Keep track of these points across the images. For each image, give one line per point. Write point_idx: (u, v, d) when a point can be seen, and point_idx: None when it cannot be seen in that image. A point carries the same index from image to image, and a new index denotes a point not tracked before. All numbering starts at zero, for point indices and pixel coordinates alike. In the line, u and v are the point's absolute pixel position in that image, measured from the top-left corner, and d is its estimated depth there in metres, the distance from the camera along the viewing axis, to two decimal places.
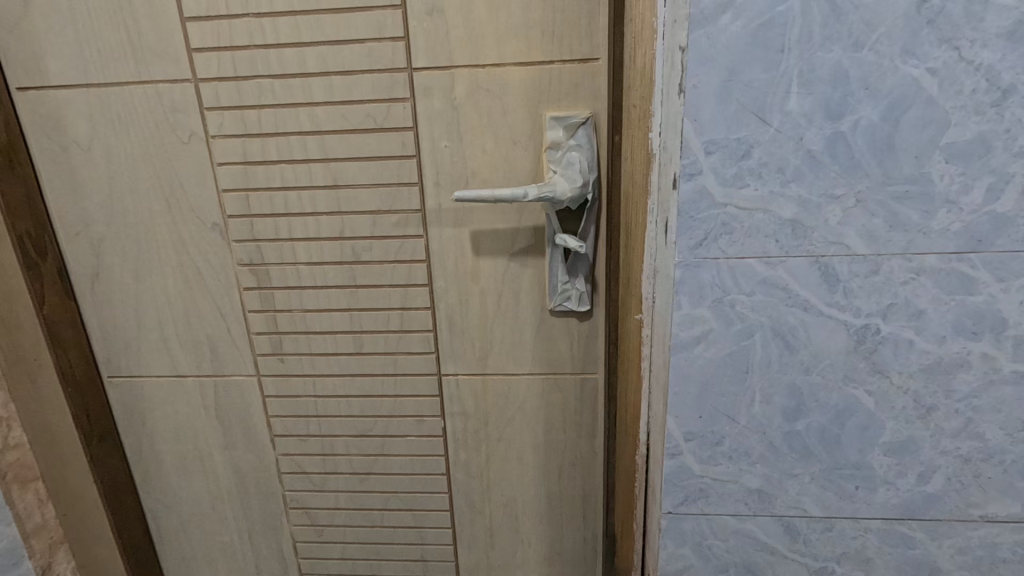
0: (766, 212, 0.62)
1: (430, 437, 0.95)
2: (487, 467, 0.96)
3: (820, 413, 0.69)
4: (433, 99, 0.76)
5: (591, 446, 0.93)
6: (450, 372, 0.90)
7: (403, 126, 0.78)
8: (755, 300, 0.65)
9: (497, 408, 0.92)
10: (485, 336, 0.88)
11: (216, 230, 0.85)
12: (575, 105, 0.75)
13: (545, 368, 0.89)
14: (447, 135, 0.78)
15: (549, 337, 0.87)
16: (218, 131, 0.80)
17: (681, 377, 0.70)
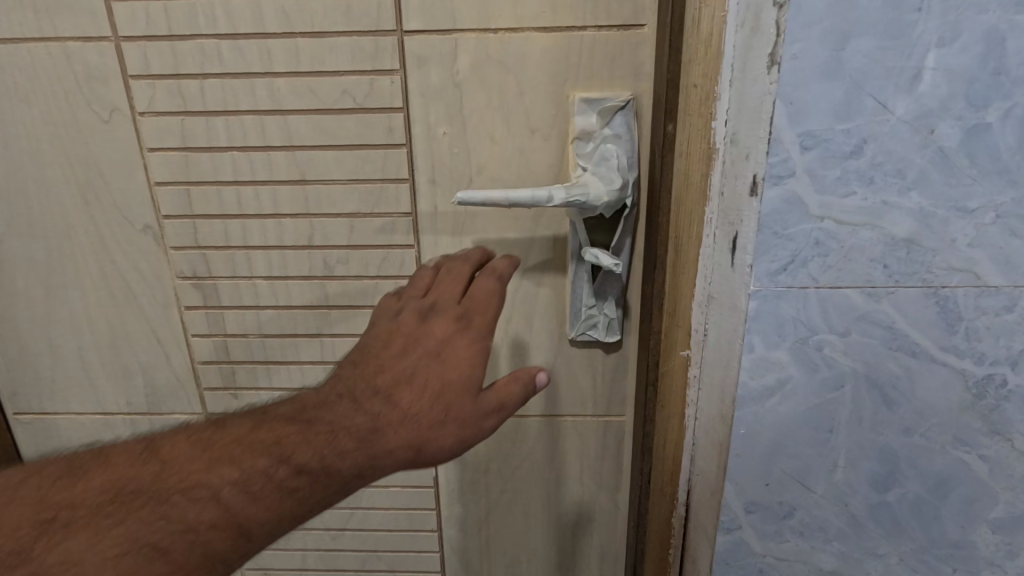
0: (876, 229, 0.47)
1: (418, 488, 0.79)
2: (486, 523, 0.80)
3: (919, 482, 0.55)
4: (429, 71, 0.59)
5: (613, 500, 0.78)
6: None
7: (390, 106, 0.61)
8: (850, 342, 0.50)
9: (500, 455, 0.77)
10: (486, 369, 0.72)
11: (147, 233, 0.67)
12: (610, 85, 0.59)
13: (561, 408, 0.74)
14: (447, 119, 0.61)
15: (567, 372, 0.72)
16: (148, 106, 0.62)
17: (745, 437, 0.55)
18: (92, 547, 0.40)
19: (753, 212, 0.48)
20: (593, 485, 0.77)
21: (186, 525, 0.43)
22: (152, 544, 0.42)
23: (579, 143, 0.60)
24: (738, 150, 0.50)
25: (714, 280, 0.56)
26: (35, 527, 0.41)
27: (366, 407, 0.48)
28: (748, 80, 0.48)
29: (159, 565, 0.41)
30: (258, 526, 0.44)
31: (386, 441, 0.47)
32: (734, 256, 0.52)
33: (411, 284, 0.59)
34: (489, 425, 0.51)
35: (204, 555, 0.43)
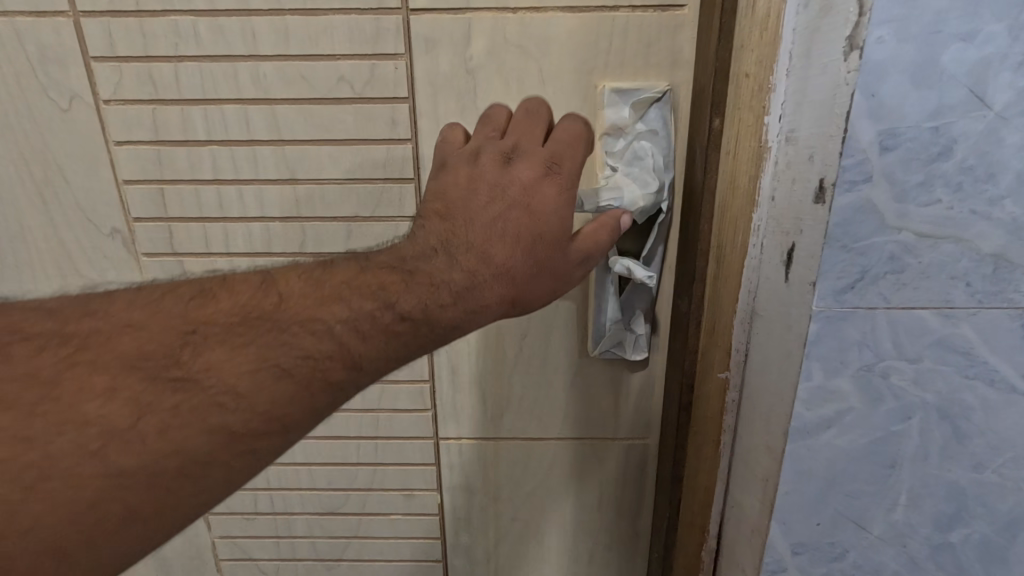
0: (960, 242, 0.40)
1: (420, 516, 0.72)
2: (496, 552, 0.74)
3: (987, 522, 0.49)
4: (438, 56, 0.52)
5: (634, 526, 0.72)
6: (449, 435, 0.68)
7: (393, 96, 0.53)
8: (920, 369, 0.44)
9: (512, 481, 0.70)
10: (498, 388, 0.66)
11: (116, 238, 0.59)
12: (643, 75, 0.52)
13: (580, 431, 0.67)
14: (458, 111, 0.54)
15: (587, 392, 0.65)
16: (113, 92, 0.53)
17: (796, 474, 0.48)
18: (224, 361, 0.37)
19: (818, 222, 0.41)
20: (612, 512, 0.71)
21: (306, 354, 0.38)
22: (277, 364, 0.37)
23: (608, 141, 0.54)
24: (799, 150, 0.43)
25: (762, 296, 0.50)
26: (174, 334, 0.37)
27: (462, 261, 0.44)
28: (815, 68, 0.41)
29: (283, 390, 0.37)
30: (373, 363, 0.40)
31: (483, 296, 0.44)
32: (790, 271, 0.45)
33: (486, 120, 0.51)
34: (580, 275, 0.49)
35: (325, 383, 0.39)
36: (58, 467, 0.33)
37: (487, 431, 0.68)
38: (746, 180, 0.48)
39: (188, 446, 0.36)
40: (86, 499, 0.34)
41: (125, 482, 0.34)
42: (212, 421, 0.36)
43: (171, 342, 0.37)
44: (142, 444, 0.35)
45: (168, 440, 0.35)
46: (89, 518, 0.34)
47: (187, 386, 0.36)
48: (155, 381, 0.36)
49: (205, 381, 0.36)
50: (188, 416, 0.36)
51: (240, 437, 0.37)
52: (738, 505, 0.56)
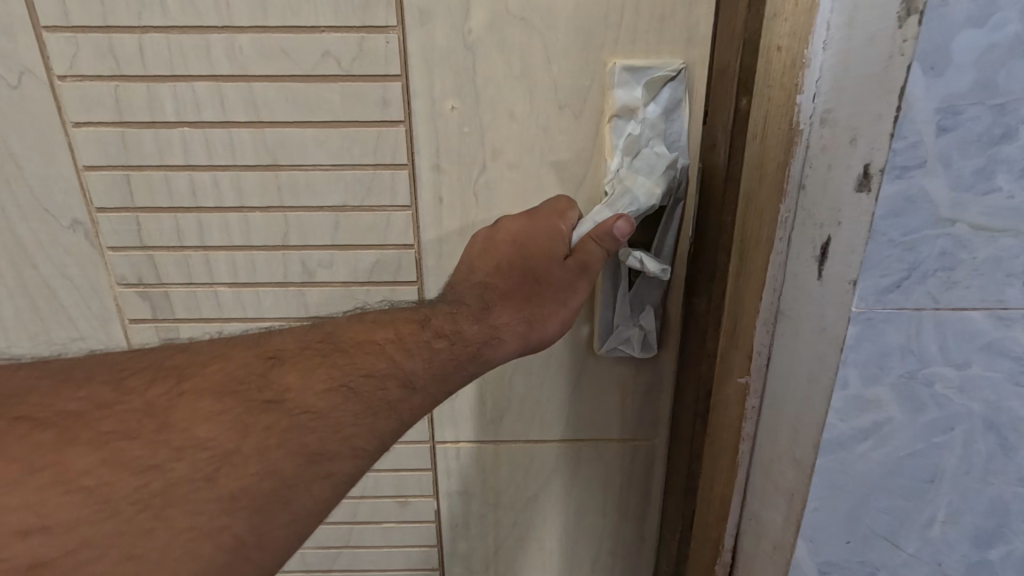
0: (1020, 235, 0.36)
1: (416, 524, 0.68)
2: (496, 559, 0.70)
3: None
4: (435, 29, 0.47)
5: (638, 530, 0.68)
6: (446, 440, 0.64)
7: (384, 73, 0.48)
8: (967, 376, 0.40)
9: (513, 486, 0.66)
10: (497, 388, 0.61)
11: (76, 230, 0.53)
12: (660, 50, 0.47)
13: (586, 434, 0.63)
14: (456, 91, 0.48)
15: (594, 393, 0.61)
16: (70, 67, 0.48)
17: (827, 489, 0.44)
18: (303, 381, 0.38)
19: (861, 212, 0.37)
20: (616, 515, 0.67)
21: (370, 374, 0.40)
22: (346, 384, 0.39)
23: (617, 124, 0.49)
24: (837, 132, 0.38)
25: (787, 295, 0.44)
26: (262, 359, 0.38)
27: (474, 301, 0.48)
28: (858, 38, 0.36)
29: (352, 407, 0.38)
30: (424, 387, 0.42)
31: (502, 318, 0.47)
32: (824, 268, 0.40)
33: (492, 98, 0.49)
34: (585, 286, 0.49)
35: (386, 405, 0.39)
36: (182, 492, 0.32)
37: (487, 434, 0.63)
38: (774, 167, 0.43)
39: (283, 462, 0.35)
40: (204, 527, 0.32)
41: (232, 509, 0.33)
42: (300, 439, 0.36)
43: (252, 368, 0.37)
44: (251, 463, 0.34)
45: (264, 459, 0.34)
46: (207, 549, 0.32)
47: (276, 406, 0.36)
48: (249, 404, 0.36)
49: (290, 402, 0.36)
50: (279, 437, 0.35)
51: (319, 458, 0.36)
52: (757, 519, 0.52)
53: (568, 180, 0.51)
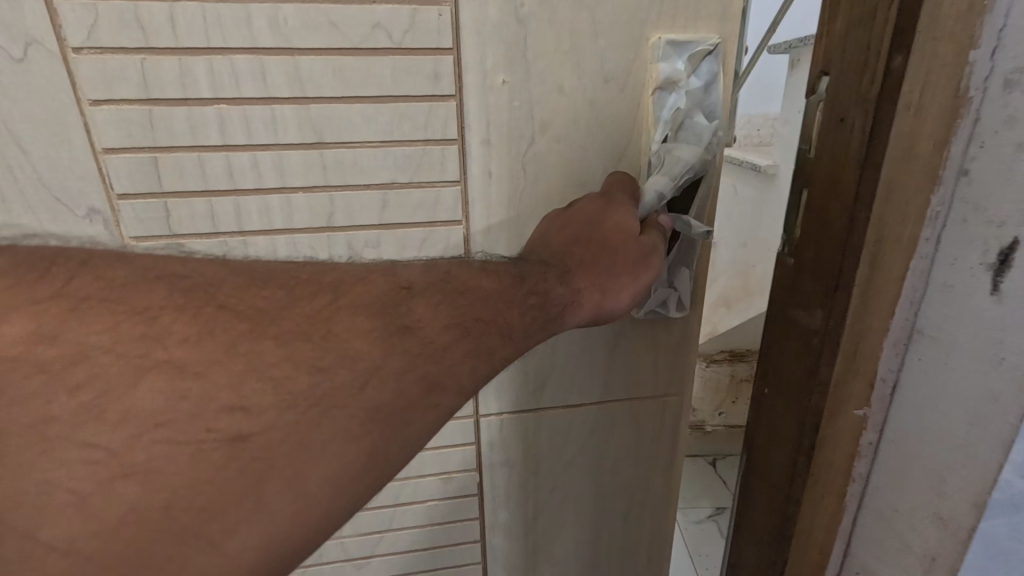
0: None
1: (453, 499, 0.70)
2: (537, 525, 0.74)
3: None
4: (491, 9, 0.48)
5: (661, 478, 0.74)
6: (491, 414, 0.66)
7: (435, 47, 0.48)
8: None
9: (552, 452, 0.70)
10: (537, 356, 0.64)
11: (93, 219, 0.49)
12: (691, 27, 0.51)
13: (620, 395, 0.68)
14: (505, 65, 0.50)
15: (629, 357, 0.66)
16: (86, 39, 0.43)
17: (987, 560, 0.37)
18: (430, 314, 0.39)
19: None
20: (646, 456, 0.72)
21: (478, 316, 0.41)
22: (462, 323, 0.40)
23: (659, 97, 0.52)
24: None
25: (931, 312, 0.37)
26: (396, 289, 0.39)
27: (556, 265, 0.47)
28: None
29: (463, 347, 0.39)
30: (514, 317, 0.42)
31: (580, 282, 0.47)
32: (1000, 282, 0.32)
33: (541, 74, 0.50)
34: (656, 259, 0.50)
35: (483, 348, 0.40)
36: (336, 398, 0.34)
37: (526, 400, 0.66)
38: (929, 147, 0.34)
39: (411, 387, 0.36)
40: (355, 430, 0.34)
41: (375, 418, 0.35)
42: (431, 365, 0.37)
43: (394, 295, 0.39)
44: (388, 382, 0.36)
45: (399, 379, 0.36)
46: (352, 453, 0.34)
47: (410, 333, 0.38)
48: (389, 330, 0.37)
49: (422, 332, 0.38)
50: (409, 363, 0.37)
51: (437, 390, 0.37)
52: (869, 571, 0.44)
53: (613, 155, 0.55)
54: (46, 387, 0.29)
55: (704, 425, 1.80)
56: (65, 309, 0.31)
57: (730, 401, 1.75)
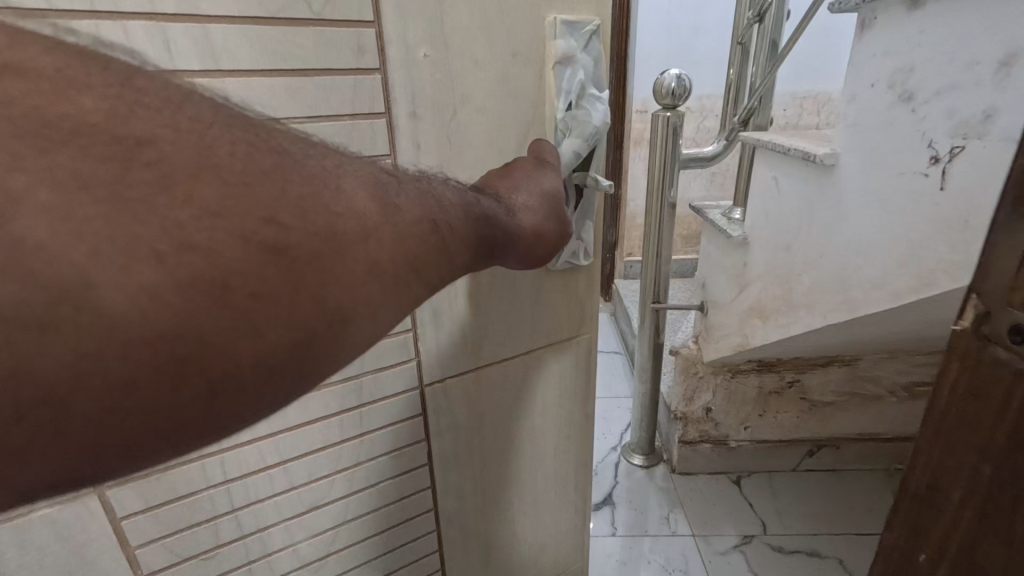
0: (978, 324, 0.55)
1: (411, 475, 0.69)
2: (482, 481, 0.77)
3: None
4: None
5: (581, 411, 0.82)
6: (433, 382, 0.66)
7: (357, 18, 0.50)
8: None
9: (491, 407, 0.72)
10: (473, 318, 0.65)
11: None
12: (576, 9, 0.59)
13: (543, 340, 0.73)
14: (427, 39, 0.53)
15: (547, 304, 0.71)
16: None
17: None
18: (417, 197, 0.32)
19: None
20: (568, 395, 0.80)
21: (446, 211, 0.34)
22: (435, 218, 0.32)
23: (561, 68, 0.59)
24: None
25: None
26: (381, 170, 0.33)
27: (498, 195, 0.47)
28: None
29: (433, 242, 0.31)
30: (462, 222, 0.35)
31: (519, 215, 0.46)
32: None
33: (458, 44, 0.54)
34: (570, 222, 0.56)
35: (440, 246, 0.32)
36: (345, 231, 0.26)
37: (464, 362, 0.67)
38: None
39: (399, 259, 0.28)
40: (363, 270, 0.26)
41: (369, 274, 0.27)
42: (415, 244, 0.30)
43: (361, 170, 0.30)
44: (384, 246, 0.28)
45: (392, 240, 0.28)
46: (366, 290, 0.27)
47: (393, 210, 0.29)
48: (380, 196, 0.29)
49: (408, 211, 0.30)
50: (391, 233, 0.28)
51: (419, 271, 0.29)
52: None
53: (525, 123, 0.61)
54: (34, 181, 0.21)
55: (729, 442, 1.46)
56: (63, 96, 0.22)
57: (757, 414, 1.44)
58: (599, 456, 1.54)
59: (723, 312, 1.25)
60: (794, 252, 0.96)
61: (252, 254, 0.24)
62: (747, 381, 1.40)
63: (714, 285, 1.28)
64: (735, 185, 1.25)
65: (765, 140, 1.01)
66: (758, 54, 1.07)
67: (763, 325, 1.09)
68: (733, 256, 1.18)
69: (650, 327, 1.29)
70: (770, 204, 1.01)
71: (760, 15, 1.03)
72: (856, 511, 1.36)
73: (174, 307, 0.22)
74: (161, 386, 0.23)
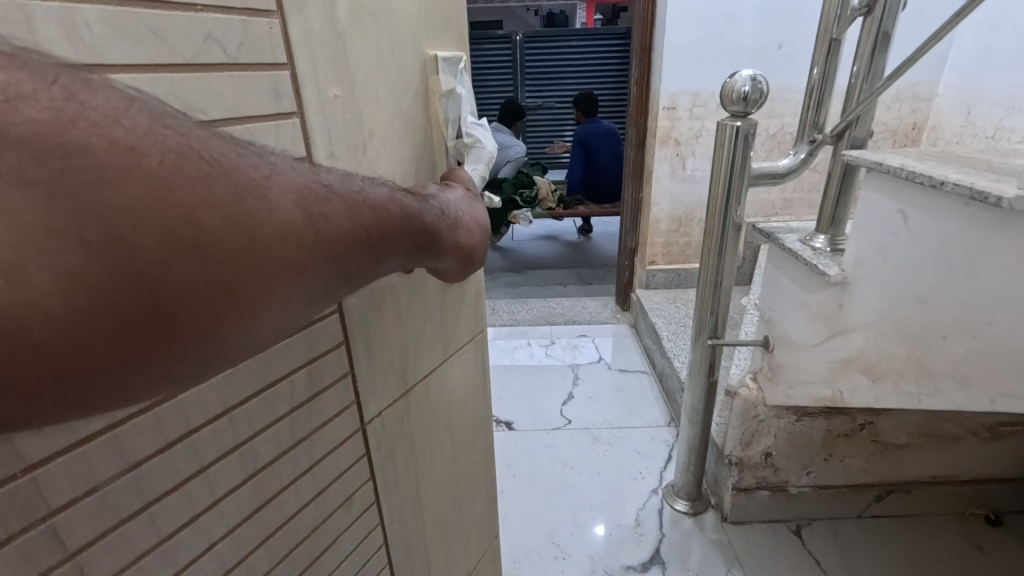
0: None
1: (353, 556, 0.41)
2: (431, 552, 0.51)
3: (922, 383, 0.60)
4: (316, 20, 0.28)
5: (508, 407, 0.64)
6: (374, 417, 0.40)
7: (272, 62, 0.27)
8: None
9: (427, 450, 0.47)
10: (391, 318, 0.40)
11: None
12: (443, 40, 0.41)
13: (451, 345, 0.49)
14: (342, 76, 0.31)
15: (453, 297, 0.48)
16: None
17: None
18: (346, 177, 0.24)
19: None
20: (479, 394, 0.55)
21: (377, 196, 0.25)
22: (365, 197, 0.24)
23: (453, 98, 0.41)
24: None
25: None
26: (295, 160, 0.23)
27: (457, 190, 0.34)
28: None
29: (344, 229, 0.23)
30: (400, 228, 0.26)
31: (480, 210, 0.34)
32: None
33: (371, 49, 0.32)
34: None
35: (360, 244, 0.24)
36: (262, 228, 0.20)
37: (390, 377, 0.41)
38: None
39: (318, 246, 0.22)
40: (292, 259, 0.21)
41: (289, 263, 0.21)
42: (324, 232, 0.22)
43: (295, 164, 0.22)
44: (303, 238, 0.21)
45: (303, 230, 0.21)
46: (281, 288, 0.21)
47: (321, 189, 0.22)
48: (299, 175, 0.22)
49: (327, 191, 0.23)
50: (297, 220, 0.21)
51: (332, 265, 0.23)
52: None
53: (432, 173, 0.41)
54: None
55: (788, 488, 0.98)
56: None
57: (822, 459, 0.96)
58: (635, 504, 1.03)
59: (798, 356, 0.78)
60: (931, 308, 0.55)
61: (163, 259, 0.17)
62: (815, 423, 0.93)
63: (787, 320, 0.79)
64: (822, 207, 0.76)
65: (885, 154, 0.60)
66: (862, 54, 0.70)
67: (874, 385, 0.66)
68: (824, 293, 0.70)
69: (704, 365, 0.89)
70: (886, 240, 0.59)
71: (869, 5, 0.67)
72: (965, 572, 0.91)
73: (81, 333, 0.16)
74: (81, 409, 0.17)
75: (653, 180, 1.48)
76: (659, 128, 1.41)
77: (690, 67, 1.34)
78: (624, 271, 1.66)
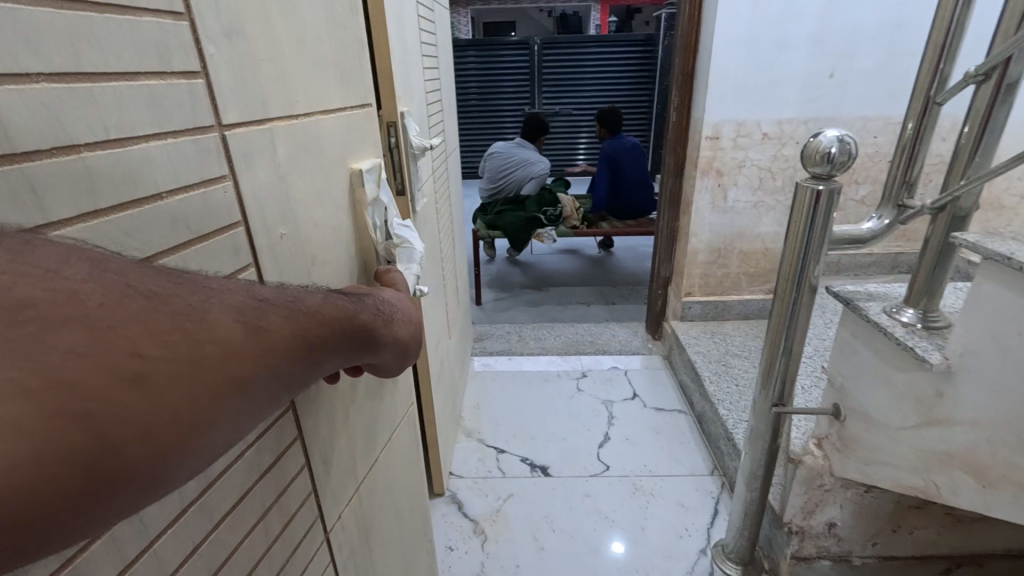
0: None
1: None
2: None
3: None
4: (260, 173, 0.34)
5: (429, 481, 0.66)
6: (335, 522, 0.44)
7: (230, 222, 0.31)
8: None
9: (378, 528, 0.52)
10: (341, 426, 0.44)
11: None
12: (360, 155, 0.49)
13: (388, 426, 0.54)
14: (285, 218, 0.37)
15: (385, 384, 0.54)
16: None
17: None
18: (277, 290, 0.27)
19: None
20: (411, 463, 0.61)
21: (311, 305, 0.28)
22: (298, 306, 0.27)
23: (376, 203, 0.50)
24: None
25: None
26: (228, 284, 0.25)
27: (383, 290, 0.38)
28: None
29: (286, 339, 0.25)
30: (336, 330, 0.28)
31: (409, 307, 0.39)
32: None
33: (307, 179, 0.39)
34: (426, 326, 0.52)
35: (302, 350, 0.26)
36: (206, 348, 0.21)
37: (347, 479, 0.45)
38: None
39: (260, 355, 0.23)
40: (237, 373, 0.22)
41: (236, 376, 0.22)
42: (264, 342, 0.24)
43: (229, 286, 0.25)
44: (247, 351, 0.23)
45: (247, 341, 0.23)
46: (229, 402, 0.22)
47: (254, 304, 0.24)
48: (232, 294, 0.24)
49: (264, 307, 0.25)
50: (239, 334, 0.23)
51: (276, 373, 0.24)
52: None
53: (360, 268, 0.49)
54: None
55: (851, 558, 0.91)
56: None
57: (890, 530, 0.88)
58: (685, 565, 0.97)
59: (878, 434, 0.72)
60: None
61: (110, 391, 0.18)
62: (885, 494, 0.85)
63: (862, 389, 0.74)
64: (918, 271, 0.67)
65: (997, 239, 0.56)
66: (975, 113, 0.59)
67: (985, 490, 0.62)
68: (913, 376, 0.66)
69: (767, 431, 0.83)
70: (1006, 338, 0.55)
71: (989, 71, 0.56)
72: None
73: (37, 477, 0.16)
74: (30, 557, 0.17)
75: (691, 211, 1.39)
76: (701, 158, 1.33)
77: (736, 95, 1.26)
78: (657, 298, 1.59)
